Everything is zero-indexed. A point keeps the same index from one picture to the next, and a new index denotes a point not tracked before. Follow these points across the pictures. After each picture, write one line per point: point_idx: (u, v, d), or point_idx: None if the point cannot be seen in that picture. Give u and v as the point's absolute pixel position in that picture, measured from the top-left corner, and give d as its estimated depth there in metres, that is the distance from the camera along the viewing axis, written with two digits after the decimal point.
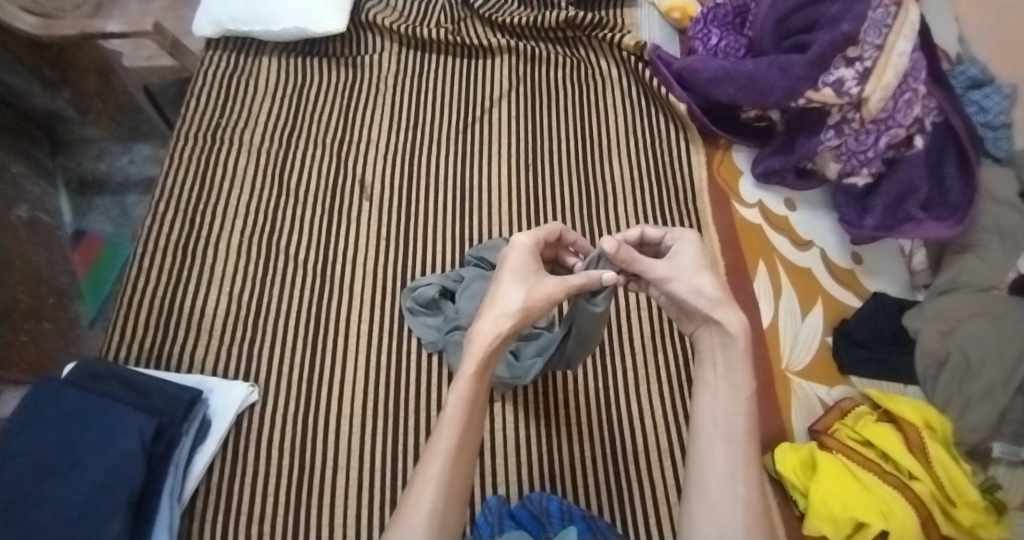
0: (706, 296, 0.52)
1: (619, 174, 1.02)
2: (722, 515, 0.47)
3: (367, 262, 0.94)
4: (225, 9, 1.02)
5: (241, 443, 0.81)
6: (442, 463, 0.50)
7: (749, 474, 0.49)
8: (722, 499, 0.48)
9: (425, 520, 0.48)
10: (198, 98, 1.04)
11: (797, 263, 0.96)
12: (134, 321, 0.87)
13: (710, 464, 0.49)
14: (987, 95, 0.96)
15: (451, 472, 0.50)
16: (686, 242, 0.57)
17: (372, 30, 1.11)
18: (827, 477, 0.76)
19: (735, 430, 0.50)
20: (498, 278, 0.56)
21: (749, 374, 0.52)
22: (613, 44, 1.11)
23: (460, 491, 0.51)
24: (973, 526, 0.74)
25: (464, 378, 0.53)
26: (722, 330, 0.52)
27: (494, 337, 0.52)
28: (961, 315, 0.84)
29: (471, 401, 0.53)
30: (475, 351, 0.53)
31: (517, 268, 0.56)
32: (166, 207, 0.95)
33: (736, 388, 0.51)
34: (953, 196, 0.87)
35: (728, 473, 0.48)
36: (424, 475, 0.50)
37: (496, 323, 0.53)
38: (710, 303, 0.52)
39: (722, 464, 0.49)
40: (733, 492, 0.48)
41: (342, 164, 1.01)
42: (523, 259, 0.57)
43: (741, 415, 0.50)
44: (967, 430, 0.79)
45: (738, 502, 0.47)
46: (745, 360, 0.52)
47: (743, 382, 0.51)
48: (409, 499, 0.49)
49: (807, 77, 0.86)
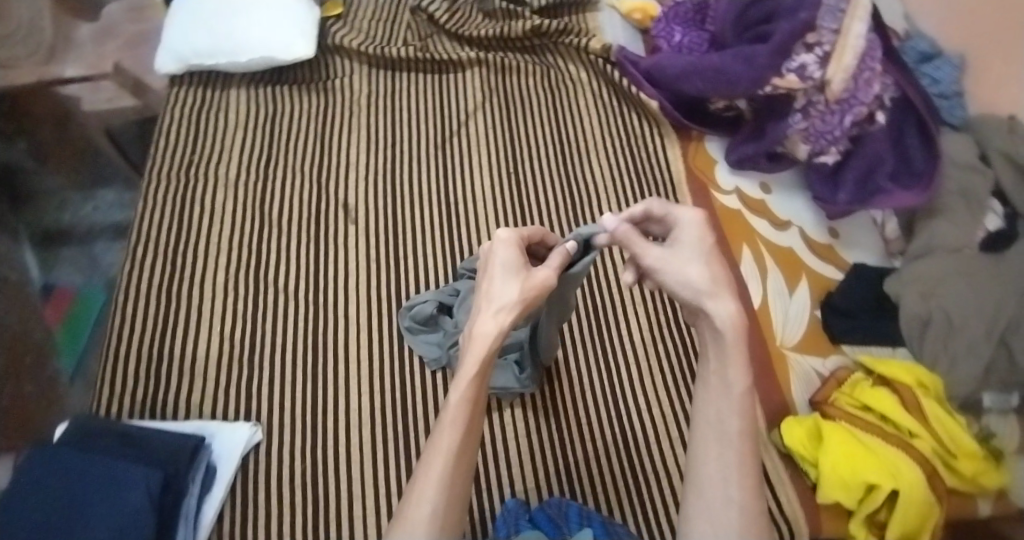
0: (696, 286, 0.50)
1: (598, 173, 1.04)
2: (718, 514, 0.46)
3: (360, 286, 0.93)
4: (188, 43, 1.01)
5: (248, 487, 0.78)
6: (443, 462, 0.48)
7: (744, 475, 0.47)
8: (717, 497, 0.47)
9: (428, 524, 0.45)
10: (168, 137, 1.02)
11: (779, 242, 0.99)
12: (123, 371, 0.84)
13: (704, 464, 0.48)
14: (938, 67, 1.02)
15: (452, 472, 0.48)
16: (691, 225, 0.54)
17: (340, 53, 1.12)
18: (832, 445, 0.79)
19: (728, 429, 0.48)
20: (491, 273, 0.54)
21: (743, 373, 0.49)
22: (580, 49, 1.13)
23: (461, 489, 0.49)
24: (976, 475, 0.78)
25: (463, 378, 0.51)
26: (712, 323, 0.49)
27: (494, 334, 0.50)
28: (938, 276, 0.88)
29: (471, 400, 0.51)
30: (476, 350, 0.50)
31: (510, 262, 0.54)
32: (145, 250, 0.93)
33: (728, 389, 0.49)
34: (918, 165, 0.92)
35: (723, 476, 0.47)
36: (425, 477, 0.48)
37: (495, 319, 0.51)
38: (695, 293, 0.50)
39: (715, 465, 0.48)
40: (726, 493, 0.46)
41: (324, 190, 1.00)
42: (513, 251, 0.55)
43: (734, 415, 0.48)
44: (959, 385, 0.83)
45: (732, 503, 0.46)
46: (738, 357, 0.49)
47: (735, 382, 0.49)
48: (408, 503, 0.47)
49: (772, 65, 0.89)
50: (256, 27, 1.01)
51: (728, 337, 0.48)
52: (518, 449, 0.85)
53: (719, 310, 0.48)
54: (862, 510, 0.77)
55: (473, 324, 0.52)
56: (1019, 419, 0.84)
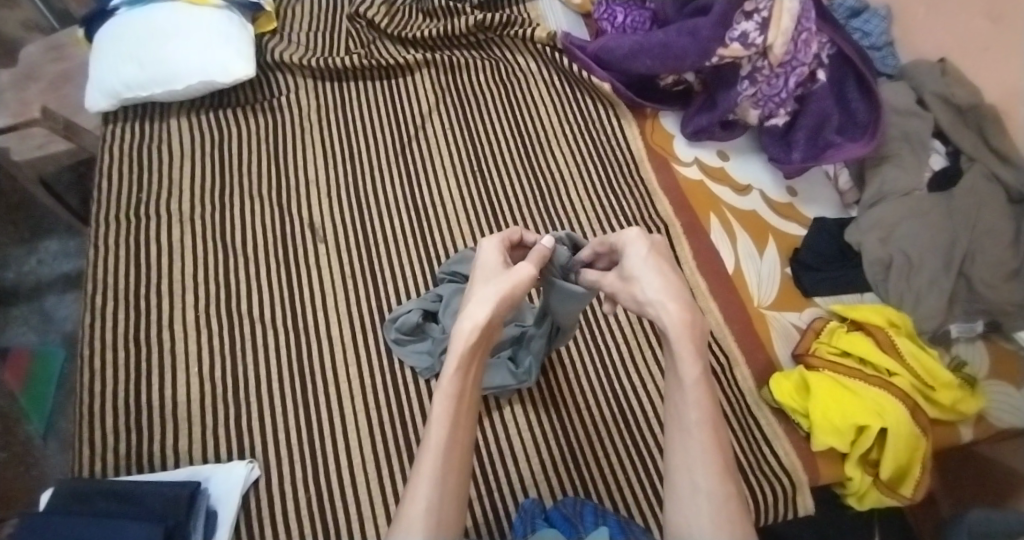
0: (645, 302, 0.51)
1: (561, 160, 1.05)
2: (688, 505, 0.48)
3: (340, 305, 0.91)
4: (118, 77, 0.94)
5: (254, 525, 0.76)
6: (432, 460, 0.47)
7: (711, 463, 0.48)
8: (685, 489, 0.48)
9: (422, 521, 0.45)
10: (110, 177, 0.97)
11: (742, 207, 1.02)
12: (104, 429, 0.80)
13: (674, 457, 0.50)
14: (867, 20, 1.07)
15: (444, 469, 0.48)
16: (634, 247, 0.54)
17: (282, 69, 1.08)
18: (821, 395, 0.82)
19: (688, 421, 0.49)
20: (476, 275, 0.54)
21: (695, 365, 0.49)
22: (526, 39, 1.13)
23: (455, 487, 0.48)
24: (954, 403, 0.82)
25: (447, 376, 0.49)
26: (660, 328, 0.50)
27: (471, 329, 0.48)
28: (894, 219, 0.93)
29: (457, 397, 0.49)
30: (454, 347, 0.49)
31: (490, 262, 0.55)
32: (104, 299, 0.87)
33: (683, 382, 0.49)
34: (860, 116, 0.96)
35: (689, 468, 0.48)
36: (417, 475, 0.47)
37: (471, 314, 0.49)
38: (642, 305, 0.52)
39: (683, 460, 0.49)
40: (693, 485, 0.48)
41: (286, 212, 0.97)
42: (494, 254, 0.56)
43: (692, 406, 0.49)
44: (926, 320, 0.88)
45: (700, 494, 0.47)
46: (688, 351, 0.49)
47: (687, 375, 0.49)
48: (404, 502, 0.47)
49: (714, 36, 0.91)
50: (187, 49, 0.95)
51: (672, 335, 0.49)
52: (522, 444, 0.86)
53: (660, 317, 0.50)
54: (855, 452, 0.81)
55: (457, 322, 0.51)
56: (984, 342, 0.90)
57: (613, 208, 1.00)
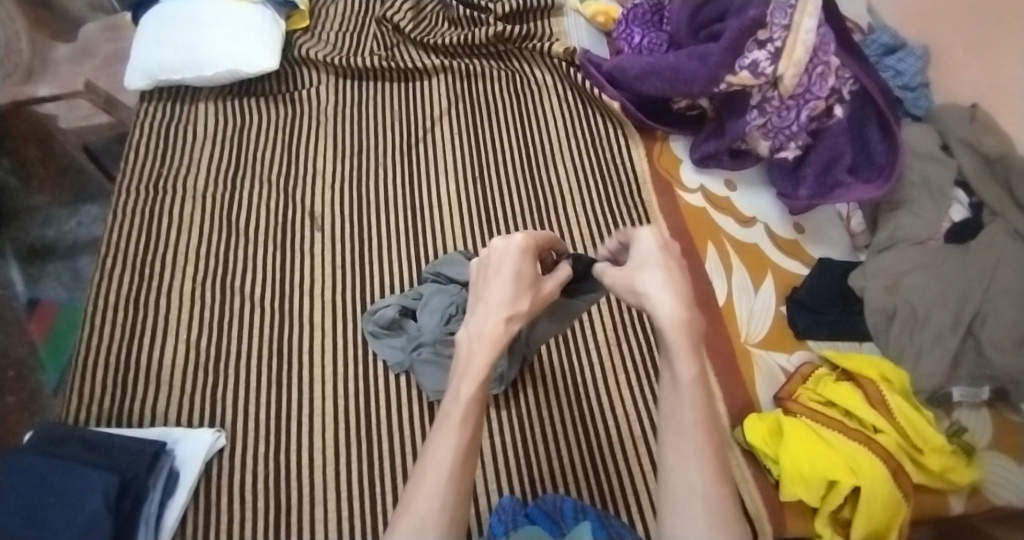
0: (645, 297, 0.51)
1: (563, 175, 1.05)
2: (684, 508, 0.46)
3: (325, 289, 0.94)
4: (154, 60, 1.02)
5: (211, 491, 0.80)
6: (451, 459, 0.48)
7: (706, 462, 0.47)
8: (680, 489, 0.46)
9: (438, 521, 0.46)
10: (137, 151, 1.04)
11: (744, 239, 0.99)
12: (92, 382, 0.85)
13: (667, 459, 0.48)
14: (901, 59, 1.02)
15: (460, 468, 0.48)
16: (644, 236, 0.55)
17: (306, 65, 1.13)
18: (796, 443, 0.79)
19: (683, 421, 0.48)
20: (504, 278, 0.54)
21: (691, 365, 0.48)
22: (544, 53, 1.14)
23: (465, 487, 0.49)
24: (944, 471, 0.77)
25: (468, 377, 0.51)
26: (656, 325, 0.50)
27: (502, 336, 0.52)
28: (903, 269, 0.88)
29: (476, 398, 0.51)
30: (484, 349, 0.52)
31: (524, 272, 0.55)
32: (114, 262, 0.94)
33: (678, 382, 0.48)
34: (878, 158, 0.92)
35: (683, 468, 0.47)
36: (433, 472, 0.48)
37: (505, 324, 0.53)
38: (643, 300, 0.52)
39: (677, 459, 0.47)
40: (688, 485, 0.46)
41: (291, 199, 1.02)
42: (520, 259, 0.55)
43: (687, 406, 0.48)
44: (924, 378, 0.82)
45: (695, 494, 0.46)
46: (685, 353, 0.48)
47: (683, 375, 0.48)
48: (414, 499, 0.47)
49: (724, 63, 0.90)
50: (217, 40, 1.02)
51: (668, 334, 0.48)
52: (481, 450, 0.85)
53: (658, 316, 0.49)
54: (826, 507, 0.76)
55: (478, 322, 0.53)
56: (988, 411, 0.84)
57: (607, 226, 1.00)
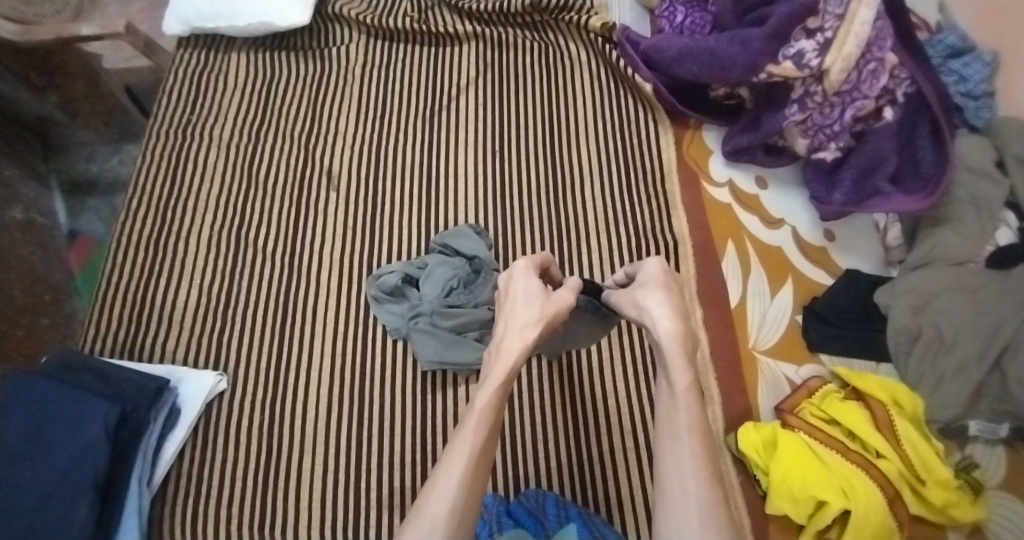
0: (645, 311, 0.54)
1: (587, 157, 1.02)
2: (679, 510, 0.44)
3: (335, 250, 0.95)
4: (191, 6, 1.04)
5: (210, 430, 0.83)
6: (463, 462, 0.49)
7: (701, 465, 0.45)
8: (676, 493, 0.44)
9: (446, 520, 0.45)
10: (170, 97, 1.06)
11: (767, 241, 0.95)
12: (109, 315, 0.89)
13: (664, 464, 0.46)
14: (967, 63, 0.93)
15: (473, 471, 0.49)
16: (647, 265, 0.58)
17: (339, 22, 1.12)
18: (790, 457, 0.75)
19: (678, 426, 0.47)
20: (517, 300, 0.58)
21: (687, 373, 0.48)
22: (580, 26, 1.10)
23: (480, 491, 0.49)
24: (945, 506, 0.72)
25: (488, 388, 0.53)
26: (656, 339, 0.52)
27: (521, 349, 0.54)
28: (933, 290, 0.82)
29: (494, 410, 0.52)
30: (502, 363, 0.54)
31: (531, 289, 0.58)
32: (139, 204, 0.97)
33: (674, 389, 0.48)
34: (925, 167, 0.85)
35: (678, 471, 0.45)
36: (446, 475, 0.48)
37: (522, 337, 0.55)
38: (641, 311, 0.55)
39: (672, 463, 0.46)
40: (683, 487, 0.44)
41: (311, 157, 1.02)
42: (525, 278, 0.60)
43: (682, 411, 0.47)
44: (940, 407, 0.77)
45: (690, 497, 0.44)
46: (680, 360, 0.49)
47: (678, 381, 0.48)
48: (425, 501, 0.47)
49: (766, 50, 0.85)
50: None
51: (665, 345, 0.50)
52: None
53: (655, 327, 0.51)
54: (812, 527, 0.73)
55: (500, 340, 0.56)
56: (1005, 449, 0.78)
57: (623, 213, 0.96)
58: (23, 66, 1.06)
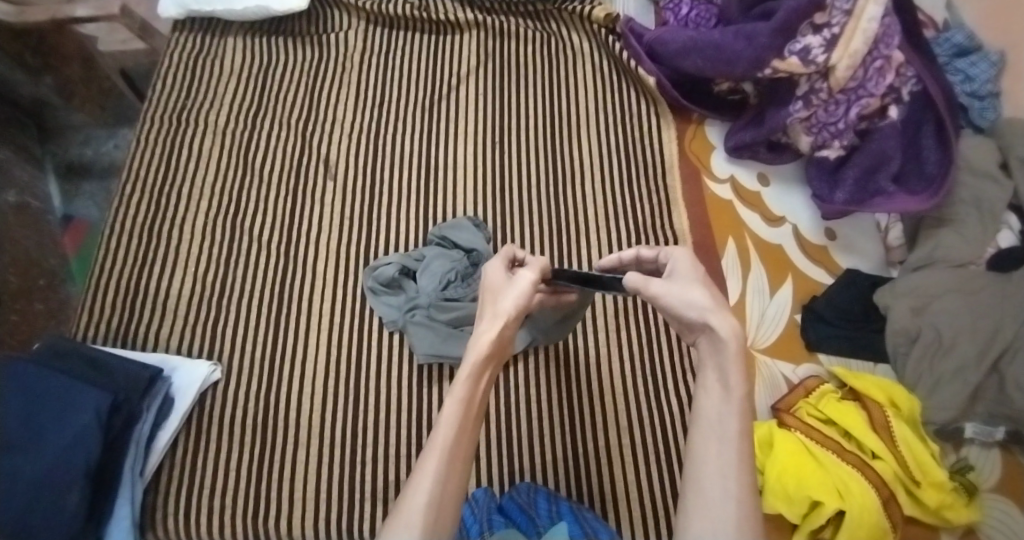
0: (702, 309, 0.49)
1: (588, 150, 1.01)
2: (715, 512, 0.41)
3: (331, 240, 0.94)
4: None
5: (204, 420, 0.82)
6: (437, 460, 0.45)
7: (744, 475, 0.42)
8: (713, 495, 0.42)
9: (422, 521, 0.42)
10: (165, 81, 1.04)
11: (768, 239, 0.94)
12: (103, 303, 0.88)
13: (702, 462, 0.43)
14: (973, 63, 0.92)
15: (448, 469, 0.45)
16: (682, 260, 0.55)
17: (339, 7, 1.10)
18: (786, 456, 0.75)
19: (726, 431, 0.44)
20: (484, 297, 0.56)
21: (745, 380, 0.46)
22: (584, 17, 1.09)
23: (457, 488, 0.46)
24: (940, 507, 0.72)
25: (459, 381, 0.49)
26: (715, 338, 0.47)
27: (486, 340, 0.51)
28: (933, 291, 0.82)
29: (467, 401, 0.48)
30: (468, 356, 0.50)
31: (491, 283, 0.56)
32: (134, 190, 0.96)
33: (730, 391, 0.45)
34: (929, 168, 0.85)
35: (721, 474, 0.42)
36: (419, 475, 0.45)
37: (486, 328, 0.51)
38: (702, 313, 0.49)
39: (713, 465, 0.43)
40: (723, 491, 0.41)
41: (308, 145, 1.01)
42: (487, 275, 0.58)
43: (734, 415, 0.45)
44: (936, 409, 0.77)
45: (729, 502, 0.41)
46: (739, 365, 0.46)
47: (735, 384, 0.45)
48: (400, 504, 0.44)
49: (772, 45, 0.84)
50: None
51: (731, 347, 0.46)
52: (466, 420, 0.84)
53: (722, 325, 0.47)
54: (806, 526, 0.72)
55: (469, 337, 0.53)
56: (1000, 451, 0.78)
57: (623, 208, 0.95)
58: (17, 47, 1.04)
